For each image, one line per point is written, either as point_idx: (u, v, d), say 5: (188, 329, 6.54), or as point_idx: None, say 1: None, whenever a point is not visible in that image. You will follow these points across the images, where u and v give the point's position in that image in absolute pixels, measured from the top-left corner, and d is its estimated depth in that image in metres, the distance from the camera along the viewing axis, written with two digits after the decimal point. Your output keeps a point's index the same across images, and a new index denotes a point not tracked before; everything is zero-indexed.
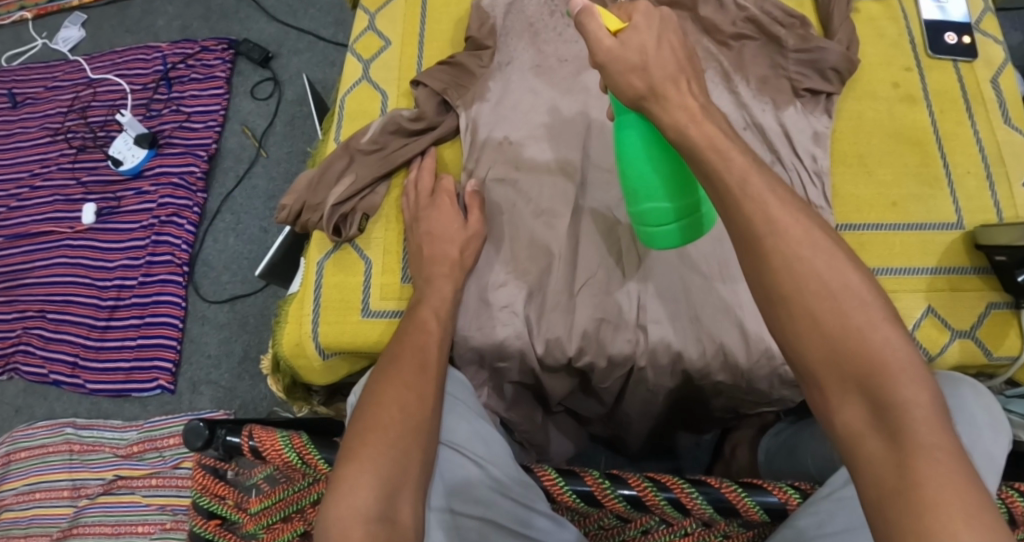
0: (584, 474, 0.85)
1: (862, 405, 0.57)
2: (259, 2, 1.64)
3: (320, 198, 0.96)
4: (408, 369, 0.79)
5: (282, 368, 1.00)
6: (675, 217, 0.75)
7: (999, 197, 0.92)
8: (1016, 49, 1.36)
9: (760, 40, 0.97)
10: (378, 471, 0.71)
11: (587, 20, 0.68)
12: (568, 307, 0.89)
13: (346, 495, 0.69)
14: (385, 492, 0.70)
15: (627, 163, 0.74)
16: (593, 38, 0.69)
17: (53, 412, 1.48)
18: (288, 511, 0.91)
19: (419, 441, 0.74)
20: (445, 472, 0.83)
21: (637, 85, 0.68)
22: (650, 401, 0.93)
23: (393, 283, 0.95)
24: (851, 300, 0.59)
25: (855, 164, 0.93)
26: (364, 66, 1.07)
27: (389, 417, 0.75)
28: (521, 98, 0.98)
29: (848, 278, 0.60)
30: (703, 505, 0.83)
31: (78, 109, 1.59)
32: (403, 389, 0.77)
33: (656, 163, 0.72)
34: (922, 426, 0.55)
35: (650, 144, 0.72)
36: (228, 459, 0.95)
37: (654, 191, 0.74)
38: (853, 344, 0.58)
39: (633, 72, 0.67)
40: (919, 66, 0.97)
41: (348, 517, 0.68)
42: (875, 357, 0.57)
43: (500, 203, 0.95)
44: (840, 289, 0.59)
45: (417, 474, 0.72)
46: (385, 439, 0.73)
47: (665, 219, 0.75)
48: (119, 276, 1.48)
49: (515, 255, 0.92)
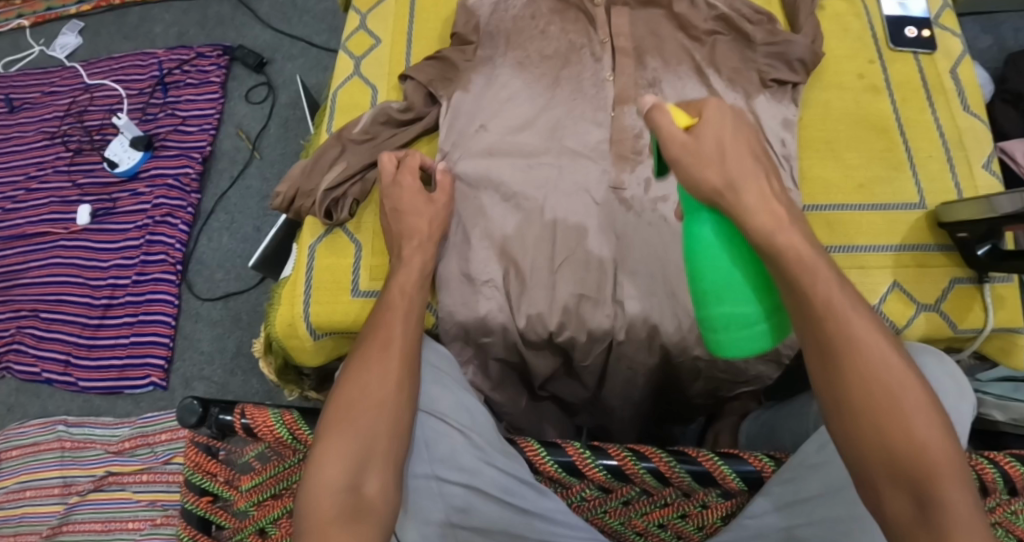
0: (566, 445, 0.87)
1: (910, 500, 0.62)
2: (254, 10, 1.69)
3: (313, 184, 1.00)
4: (375, 348, 0.80)
5: (274, 349, 1.04)
6: (763, 320, 0.69)
7: (960, 178, 0.99)
8: (984, 51, 1.42)
9: (731, 35, 1.02)
10: (346, 448, 0.73)
11: (661, 116, 0.69)
12: (547, 283, 0.93)
13: (319, 471, 0.72)
14: (353, 469, 0.73)
15: (706, 263, 0.69)
16: (667, 132, 0.69)
17: (46, 409, 1.50)
18: (278, 488, 0.93)
19: (393, 419, 0.76)
20: (431, 440, 0.86)
21: (712, 179, 0.68)
22: (631, 380, 0.96)
23: (382, 264, 0.99)
24: (913, 407, 0.64)
25: (822, 147, 1.00)
26: (356, 62, 1.10)
27: (359, 396, 0.76)
28: (503, 88, 1.01)
29: (911, 389, 0.65)
30: (681, 474, 0.86)
31: (75, 114, 1.63)
32: (375, 366, 0.79)
33: (736, 263, 0.69)
34: (962, 523, 0.61)
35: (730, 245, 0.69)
36: (221, 438, 0.97)
37: (738, 290, 0.68)
38: (909, 447, 0.63)
39: (712, 165, 0.68)
40: (881, 58, 1.04)
41: (321, 490, 0.71)
42: (927, 459, 0.62)
43: (478, 188, 0.98)
44: (904, 399, 0.64)
45: (382, 444, 0.74)
46: (354, 416, 0.75)
47: (751, 324, 0.69)
48: (113, 275, 1.51)
49: (498, 235, 0.95)
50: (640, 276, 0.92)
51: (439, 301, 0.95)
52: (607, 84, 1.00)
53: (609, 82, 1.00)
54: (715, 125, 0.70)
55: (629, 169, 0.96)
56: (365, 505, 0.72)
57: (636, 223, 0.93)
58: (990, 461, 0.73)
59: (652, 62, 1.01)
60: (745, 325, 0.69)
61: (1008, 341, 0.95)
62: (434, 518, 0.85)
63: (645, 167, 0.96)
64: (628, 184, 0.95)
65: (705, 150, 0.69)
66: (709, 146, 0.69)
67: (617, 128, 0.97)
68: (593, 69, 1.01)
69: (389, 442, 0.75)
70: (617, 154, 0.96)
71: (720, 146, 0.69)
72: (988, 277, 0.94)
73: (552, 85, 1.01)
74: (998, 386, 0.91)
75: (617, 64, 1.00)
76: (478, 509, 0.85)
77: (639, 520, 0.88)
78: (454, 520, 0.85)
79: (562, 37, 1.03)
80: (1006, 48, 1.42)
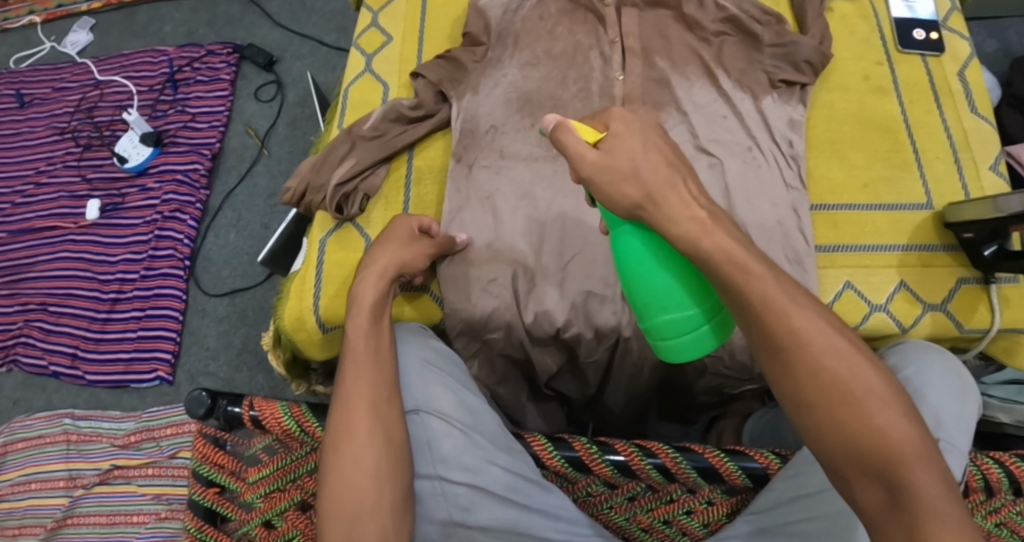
0: (572, 440, 0.88)
1: (880, 489, 0.61)
2: (264, 9, 1.70)
3: (323, 179, 1.01)
4: (368, 374, 0.78)
5: (282, 343, 1.04)
6: (705, 321, 0.68)
7: (967, 179, 0.99)
8: (990, 56, 1.43)
9: (740, 37, 1.02)
10: (352, 485, 0.73)
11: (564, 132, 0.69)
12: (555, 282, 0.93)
13: (330, 519, 0.73)
14: (365, 505, 0.73)
15: (636, 277, 0.69)
16: (575, 151, 0.69)
17: (51, 403, 1.50)
18: (285, 481, 0.94)
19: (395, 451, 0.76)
20: (433, 439, 0.86)
21: (632, 195, 0.67)
22: (635, 373, 0.97)
23: None
24: (866, 399, 0.63)
25: (829, 148, 1.01)
26: (367, 59, 1.10)
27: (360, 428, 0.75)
28: (513, 85, 1.02)
29: (864, 377, 0.63)
30: (687, 470, 0.86)
31: (84, 110, 1.64)
32: (366, 389, 0.77)
33: (666, 268, 0.68)
34: (929, 505, 0.60)
35: (655, 252, 0.69)
36: (228, 429, 0.97)
37: (674, 296, 0.68)
38: (869, 438, 0.62)
39: (629, 180, 0.67)
40: (889, 59, 1.05)
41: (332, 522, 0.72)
42: (890, 446, 0.61)
43: (485, 184, 0.98)
44: (859, 388, 0.63)
45: (388, 479, 0.75)
46: (355, 455, 0.74)
47: (694, 327, 0.68)
48: (121, 270, 1.52)
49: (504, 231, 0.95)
50: None
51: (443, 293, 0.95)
52: (616, 83, 1.00)
53: (619, 81, 1.00)
54: (627, 135, 0.69)
55: None
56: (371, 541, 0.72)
57: None
58: (994, 462, 0.74)
59: (661, 62, 1.01)
60: (691, 332, 0.68)
61: (1013, 341, 0.95)
62: (439, 515, 0.86)
63: None
64: None
65: (618, 165, 0.67)
66: (620, 161, 0.68)
67: None
68: (602, 70, 1.02)
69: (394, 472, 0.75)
70: None
71: (633, 160, 0.67)
72: (995, 278, 0.94)
73: (562, 84, 1.01)
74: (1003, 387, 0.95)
75: (626, 65, 1.01)
76: (483, 507, 0.85)
77: (644, 515, 0.88)
78: (458, 518, 0.85)
79: (571, 37, 1.03)
80: (1012, 53, 1.43)
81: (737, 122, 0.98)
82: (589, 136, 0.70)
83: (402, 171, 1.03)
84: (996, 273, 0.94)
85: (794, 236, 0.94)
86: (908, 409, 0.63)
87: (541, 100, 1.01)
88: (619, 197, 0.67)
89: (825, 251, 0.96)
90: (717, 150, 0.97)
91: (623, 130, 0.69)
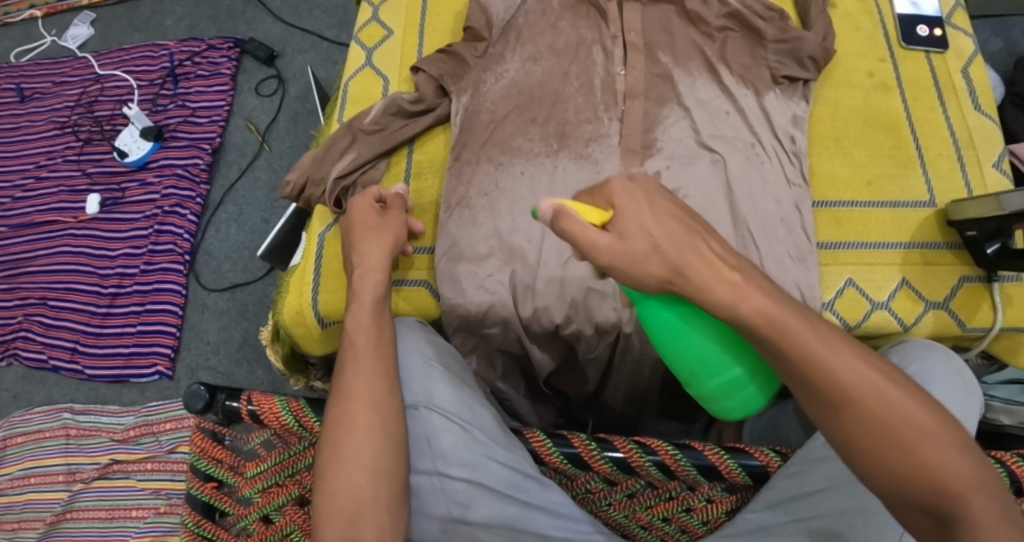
0: (572, 436, 0.88)
1: (934, 524, 0.61)
2: (265, 4, 1.69)
3: (323, 173, 1.00)
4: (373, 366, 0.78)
5: (281, 337, 1.04)
6: (751, 383, 0.69)
7: (969, 177, 0.99)
8: (995, 54, 1.42)
9: (743, 32, 1.02)
10: (351, 483, 0.72)
11: (571, 221, 0.69)
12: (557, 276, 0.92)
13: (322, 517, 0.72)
14: (362, 502, 0.72)
15: (674, 348, 0.70)
16: (586, 236, 0.68)
17: (51, 397, 1.50)
18: (283, 475, 0.94)
19: (393, 449, 0.75)
20: (430, 436, 0.86)
21: (656, 271, 0.67)
22: (638, 369, 0.97)
23: None
24: (914, 431, 0.61)
25: (832, 145, 1.00)
26: (367, 53, 1.09)
27: (361, 423, 0.74)
28: (515, 80, 1.01)
29: (907, 408, 0.62)
30: (687, 467, 0.85)
31: (85, 104, 1.63)
32: (366, 385, 0.76)
33: (705, 335, 0.68)
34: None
35: (690, 320, 0.69)
36: (227, 424, 0.97)
37: (718, 361, 0.68)
38: (919, 473, 0.61)
39: (650, 257, 0.67)
40: (892, 56, 1.05)
41: (329, 519, 0.71)
42: (943, 482, 0.60)
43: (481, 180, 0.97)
44: (904, 419, 0.62)
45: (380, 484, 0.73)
46: (351, 451, 0.73)
47: (742, 388, 0.69)
48: (121, 264, 1.52)
49: (502, 225, 0.94)
50: None
51: (438, 286, 0.94)
52: (618, 79, 1.00)
53: (620, 76, 1.00)
54: (634, 206, 0.69)
55: (639, 163, 0.96)
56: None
57: None
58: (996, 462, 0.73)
59: (664, 58, 1.01)
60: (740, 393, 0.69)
61: (1015, 340, 0.95)
62: (438, 512, 0.85)
63: (657, 161, 0.96)
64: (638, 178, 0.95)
65: (634, 244, 0.67)
66: (636, 241, 0.67)
67: (629, 120, 0.97)
68: (604, 65, 1.01)
69: (393, 471, 0.74)
70: (626, 147, 0.96)
71: (647, 235, 0.67)
72: (997, 276, 0.94)
73: (563, 79, 1.00)
74: (1004, 388, 0.92)
75: (629, 59, 1.00)
76: (482, 503, 0.84)
77: (644, 513, 0.89)
78: (457, 514, 0.85)
79: (573, 32, 1.03)
80: (1017, 51, 1.42)
81: (739, 119, 0.98)
82: (595, 218, 0.70)
83: (403, 165, 1.02)
84: (999, 272, 0.93)
85: (795, 233, 0.93)
86: (960, 442, 0.62)
87: (543, 94, 1.00)
88: (643, 275, 0.67)
89: (827, 248, 0.95)
90: (719, 146, 0.96)
91: (629, 206, 0.69)
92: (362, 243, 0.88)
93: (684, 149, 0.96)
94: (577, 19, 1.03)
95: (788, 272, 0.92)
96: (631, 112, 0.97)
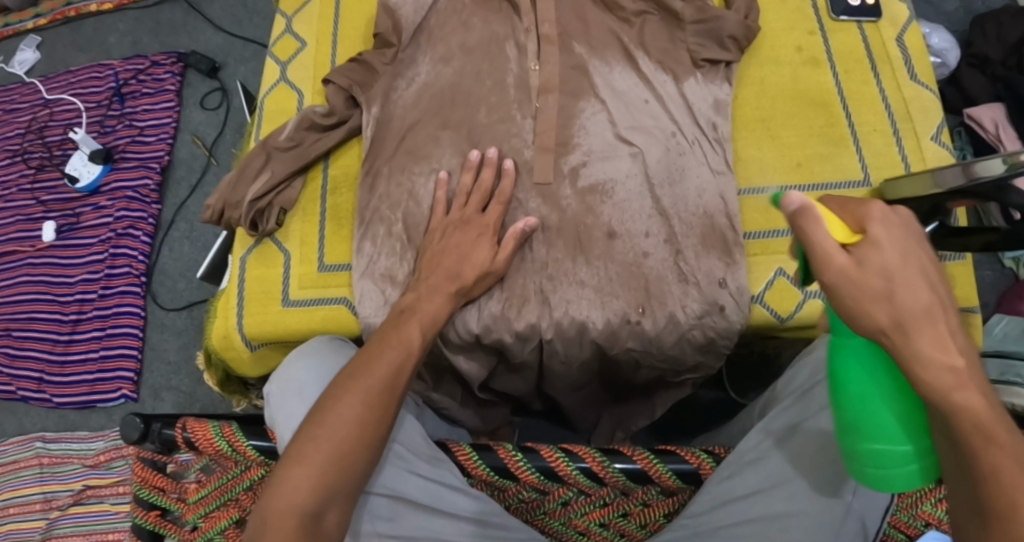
0: (498, 448, 0.83)
1: None
2: (206, 14, 1.66)
3: (240, 195, 0.97)
4: (394, 350, 0.77)
5: (214, 363, 1.02)
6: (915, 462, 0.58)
7: (906, 151, 0.94)
8: (950, 15, 1.39)
9: (661, 15, 0.97)
10: (319, 467, 0.68)
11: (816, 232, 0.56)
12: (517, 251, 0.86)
13: (286, 489, 0.67)
14: (328, 484, 0.68)
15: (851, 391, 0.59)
16: (823, 254, 0.56)
17: (23, 426, 1.51)
18: (224, 499, 0.84)
19: (371, 433, 0.72)
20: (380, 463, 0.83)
21: (879, 318, 0.56)
22: (569, 372, 0.93)
23: (311, 273, 0.97)
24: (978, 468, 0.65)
25: (760, 128, 0.96)
26: (282, 67, 1.07)
27: (341, 412, 0.71)
28: (429, 85, 0.98)
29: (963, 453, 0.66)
30: (616, 473, 0.81)
31: (35, 130, 1.62)
32: (369, 368, 0.74)
33: (889, 399, 0.58)
34: None
35: (883, 377, 0.58)
36: (168, 452, 0.87)
37: (888, 433, 0.57)
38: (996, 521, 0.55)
39: (880, 301, 0.55)
40: (821, 29, 1.00)
41: (287, 498, 0.67)
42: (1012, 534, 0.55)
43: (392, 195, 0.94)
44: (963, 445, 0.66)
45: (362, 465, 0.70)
46: (339, 424, 0.71)
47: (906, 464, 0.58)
48: (80, 290, 1.51)
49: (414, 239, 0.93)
50: (566, 276, 0.89)
51: (356, 300, 0.93)
52: (532, 74, 0.95)
53: (534, 72, 0.95)
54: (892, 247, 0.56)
55: (555, 163, 0.92)
56: (323, 531, 0.67)
57: (571, 216, 0.91)
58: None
59: (579, 48, 0.96)
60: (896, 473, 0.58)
61: (963, 322, 0.92)
62: (363, 532, 0.81)
63: (574, 156, 0.92)
64: (553, 179, 0.92)
65: (872, 283, 0.56)
66: (873, 279, 0.56)
67: (545, 118, 0.93)
68: (518, 61, 0.97)
69: (360, 465, 0.70)
70: (542, 145, 0.93)
71: (889, 279, 0.56)
72: (937, 256, 0.90)
73: (475, 79, 0.96)
74: None
75: (542, 53, 0.96)
76: (407, 518, 0.81)
77: (580, 520, 0.83)
78: (381, 531, 0.80)
79: (484, 29, 0.98)
80: (973, 10, 1.39)
81: (658, 110, 0.94)
82: (841, 236, 0.58)
83: (318, 181, 1.01)
84: (939, 251, 0.89)
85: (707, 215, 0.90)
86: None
87: (453, 96, 0.96)
88: (864, 319, 0.56)
89: (756, 238, 0.92)
90: (637, 139, 0.92)
91: (886, 245, 0.56)
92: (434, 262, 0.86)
93: (603, 144, 0.93)
94: (488, 15, 0.99)
95: (713, 267, 0.89)
96: (546, 110, 0.94)
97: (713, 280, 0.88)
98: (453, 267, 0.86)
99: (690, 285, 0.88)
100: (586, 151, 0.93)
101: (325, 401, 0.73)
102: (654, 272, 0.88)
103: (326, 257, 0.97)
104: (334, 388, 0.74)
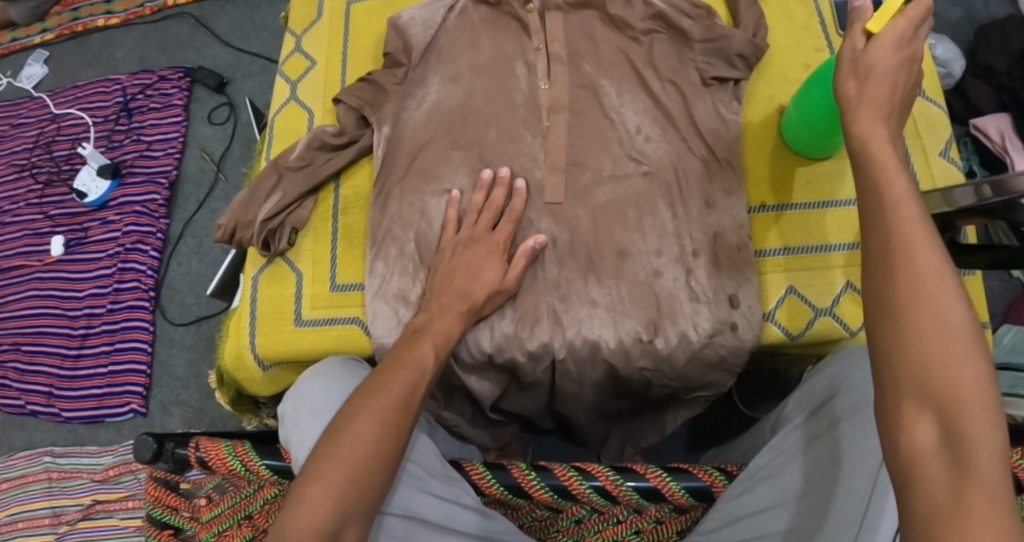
0: (511, 467, 0.83)
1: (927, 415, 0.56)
2: (213, 29, 1.67)
3: (251, 215, 0.98)
4: (405, 371, 0.77)
5: (226, 381, 1.03)
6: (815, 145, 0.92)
7: (914, 167, 0.95)
8: (955, 25, 1.40)
9: (669, 33, 0.98)
10: (337, 488, 0.69)
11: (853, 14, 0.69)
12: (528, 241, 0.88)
13: (302, 511, 0.67)
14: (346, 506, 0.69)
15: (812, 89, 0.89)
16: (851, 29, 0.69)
17: (32, 441, 1.52)
18: (239, 518, 0.82)
19: (386, 455, 0.72)
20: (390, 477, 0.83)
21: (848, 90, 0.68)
22: (581, 390, 0.94)
23: (323, 293, 0.97)
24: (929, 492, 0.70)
25: (767, 145, 0.96)
26: (292, 86, 1.08)
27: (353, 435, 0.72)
28: (439, 103, 0.98)
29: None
30: (629, 491, 0.80)
31: (43, 145, 1.63)
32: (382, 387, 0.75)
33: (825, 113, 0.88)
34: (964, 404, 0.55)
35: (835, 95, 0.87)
36: (181, 470, 0.88)
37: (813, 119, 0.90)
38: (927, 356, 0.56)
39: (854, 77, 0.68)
40: (829, 45, 1.00)
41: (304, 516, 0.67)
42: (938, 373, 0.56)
43: (403, 213, 0.95)
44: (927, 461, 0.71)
45: (378, 486, 0.70)
46: (354, 446, 0.71)
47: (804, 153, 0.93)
48: (89, 305, 1.52)
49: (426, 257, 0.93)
50: (578, 295, 0.90)
51: (369, 321, 0.93)
52: (541, 93, 0.96)
53: (544, 90, 0.96)
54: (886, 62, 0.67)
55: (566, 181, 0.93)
56: None
57: (582, 236, 0.91)
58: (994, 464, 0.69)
59: (588, 66, 0.97)
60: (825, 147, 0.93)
61: None
62: None
63: (585, 174, 0.93)
64: (564, 198, 0.92)
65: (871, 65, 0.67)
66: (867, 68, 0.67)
67: (555, 137, 0.94)
68: (527, 79, 0.97)
69: (377, 486, 0.71)
70: (552, 163, 0.93)
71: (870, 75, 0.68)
72: None
73: (484, 97, 0.97)
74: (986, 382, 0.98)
75: (552, 71, 0.96)
76: (420, 537, 0.80)
77: None
78: None
79: (494, 47, 0.99)
80: (977, 20, 1.40)
81: (668, 128, 0.94)
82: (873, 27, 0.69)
83: (330, 201, 1.01)
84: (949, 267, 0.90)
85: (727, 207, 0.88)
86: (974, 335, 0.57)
87: (464, 115, 0.97)
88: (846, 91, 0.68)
89: (767, 256, 0.93)
90: (647, 157, 0.93)
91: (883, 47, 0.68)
92: (444, 281, 0.87)
93: (612, 163, 0.93)
94: (498, 34, 0.99)
95: (723, 286, 0.89)
96: (556, 129, 0.94)
97: (725, 298, 0.89)
98: (463, 285, 0.86)
99: (701, 304, 0.89)
100: (597, 169, 0.93)
101: (340, 423, 0.73)
102: (667, 292, 0.89)
103: (338, 276, 0.98)
104: (349, 410, 0.74)
